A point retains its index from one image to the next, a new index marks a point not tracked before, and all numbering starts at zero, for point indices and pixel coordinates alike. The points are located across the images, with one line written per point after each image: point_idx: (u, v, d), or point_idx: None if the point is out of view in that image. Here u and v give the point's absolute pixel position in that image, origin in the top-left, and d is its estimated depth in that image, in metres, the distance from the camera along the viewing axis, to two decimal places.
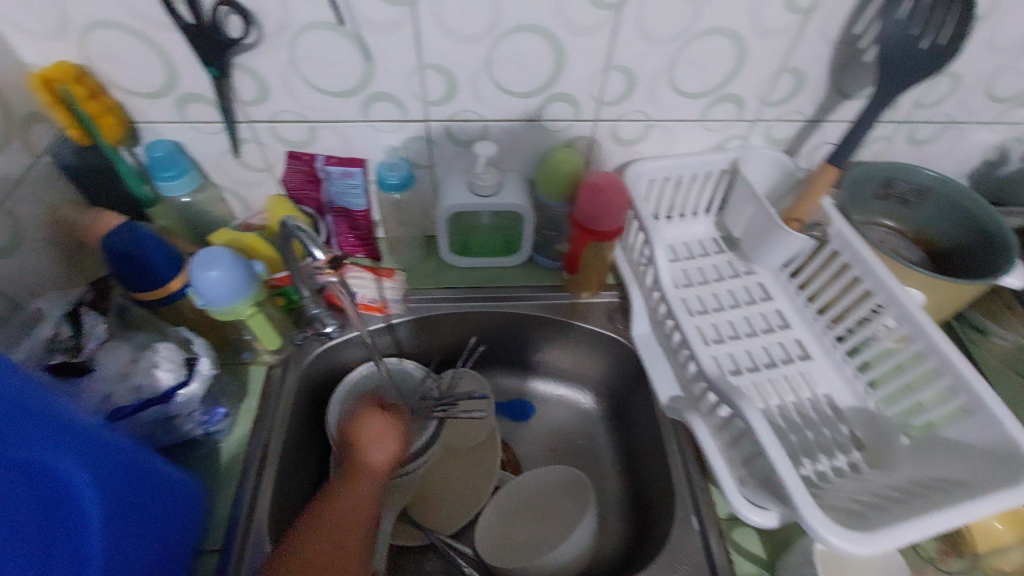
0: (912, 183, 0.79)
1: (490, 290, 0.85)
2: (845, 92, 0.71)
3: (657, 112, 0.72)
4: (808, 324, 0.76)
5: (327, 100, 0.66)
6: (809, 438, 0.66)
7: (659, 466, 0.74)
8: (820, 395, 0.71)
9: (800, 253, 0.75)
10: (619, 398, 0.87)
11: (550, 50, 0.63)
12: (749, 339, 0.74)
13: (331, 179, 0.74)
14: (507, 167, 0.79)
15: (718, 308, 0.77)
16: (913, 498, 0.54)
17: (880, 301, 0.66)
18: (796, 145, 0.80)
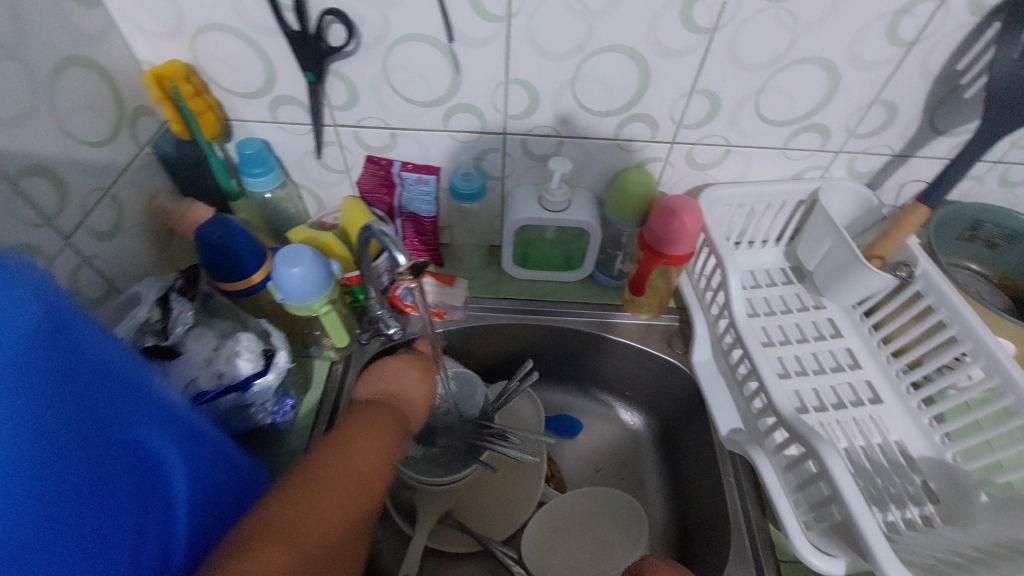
0: (1003, 227, 0.75)
1: (549, 303, 0.84)
2: (939, 128, 0.69)
3: (738, 137, 0.71)
4: (880, 366, 0.72)
5: (411, 108, 0.68)
6: (878, 486, 0.62)
7: (713, 497, 0.72)
8: (892, 441, 0.67)
9: (879, 291, 0.72)
10: (669, 423, 0.85)
11: (637, 71, 0.63)
12: (818, 376, 0.71)
13: (406, 184, 0.77)
14: (577, 183, 0.79)
15: (786, 341, 0.74)
16: (997, 559, 0.50)
17: (966, 349, 0.62)
18: (878, 179, 0.77)
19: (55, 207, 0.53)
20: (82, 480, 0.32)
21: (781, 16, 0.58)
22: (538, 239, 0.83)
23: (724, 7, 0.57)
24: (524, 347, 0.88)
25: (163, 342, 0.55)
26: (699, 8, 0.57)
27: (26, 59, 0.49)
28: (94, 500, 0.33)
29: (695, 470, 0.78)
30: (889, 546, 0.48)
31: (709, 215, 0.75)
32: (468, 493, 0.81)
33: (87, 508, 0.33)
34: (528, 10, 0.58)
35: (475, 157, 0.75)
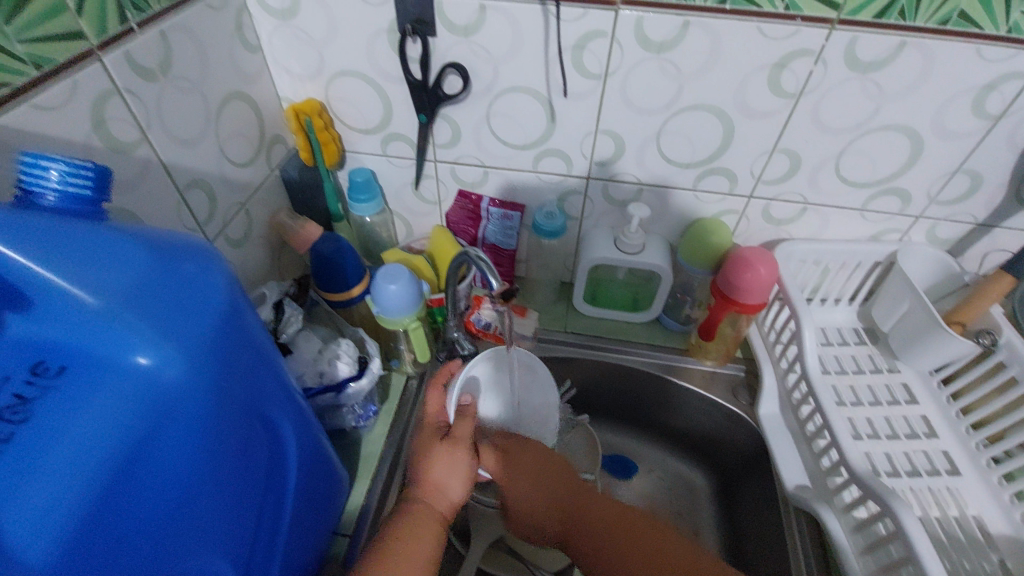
0: None
1: (615, 342, 0.87)
2: None
3: (816, 195, 0.73)
4: (959, 437, 0.70)
5: (506, 150, 0.75)
6: (954, 560, 0.60)
7: (774, 553, 0.70)
8: (970, 516, 0.64)
9: (959, 360, 0.70)
10: (728, 476, 0.85)
11: (721, 128, 0.68)
12: (890, 441, 0.69)
13: (491, 220, 0.83)
14: (651, 228, 0.82)
15: (857, 401, 0.73)
16: None
17: None
18: (961, 247, 0.77)
19: (205, 214, 0.62)
20: (231, 453, 0.38)
21: (866, 86, 0.61)
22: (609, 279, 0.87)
23: (810, 75, 0.61)
24: (587, 382, 0.90)
25: (277, 340, 0.61)
26: (785, 76, 0.61)
27: (203, 92, 0.59)
28: (236, 469, 0.39)
29: (755, 527, 0.76)
30: None
31: (784, 269, 0.77)
32: None
33: (235, 474, 0.39)
34: (624, 70, 0.64)
35: (559, 198, 0.81)
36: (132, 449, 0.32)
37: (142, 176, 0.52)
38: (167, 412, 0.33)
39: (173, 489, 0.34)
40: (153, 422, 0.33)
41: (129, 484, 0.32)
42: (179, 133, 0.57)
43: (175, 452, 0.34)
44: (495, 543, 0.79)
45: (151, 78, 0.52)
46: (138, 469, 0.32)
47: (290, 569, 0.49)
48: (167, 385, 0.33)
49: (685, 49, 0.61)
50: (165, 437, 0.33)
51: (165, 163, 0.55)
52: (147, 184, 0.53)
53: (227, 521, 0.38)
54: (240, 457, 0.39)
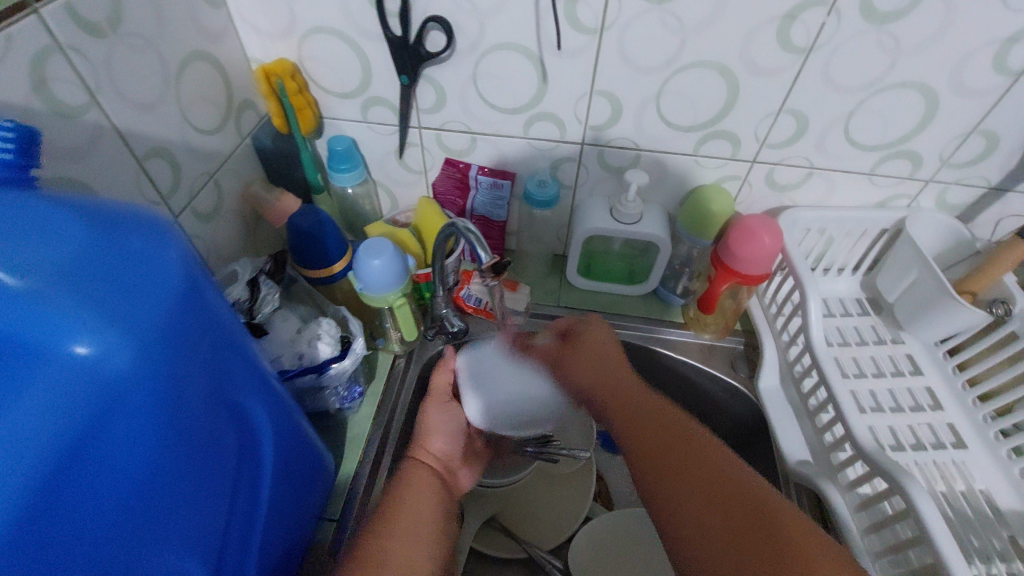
0: None
1: (611, 316, 0.84)
2: None
3: (823, 159, 0.69)
4: (965, 409, 0.67)
5: (495, 113, 0.70)
6: (962, 536, 0.58)
7: None
8: (977, 490, 0.62)
9: (968, 330, 0.68)
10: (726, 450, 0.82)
11: (725, 88, 0.63)
12: (895, 414, 0.67)
13: (481, 189, 0.78)
14: (649, 196, 0.78)
15: (861, 374, 0.71)
16: None
17: None
18: (971, 213, 0.73)
19: (170, 186, 0.57)
20: (193, 442, 0.35)
21: (883, 39, 0.56)
22: (605, 250, 0.83)
23: (823, 28, 0.56)
24: None
25: (252, 320, 0.57)
26: (796, 29, 0.57)
27: (161, 51, 0.54)
28: (201, 459, 0.36)
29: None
30: None
31: (788, 238, 0.73)
32: (511, 499, 0.80)
33: (198, 469, 0.35)
34: (621, 24, 0.59)
35: (551, 165, 0.76)
36: (73, 447, 0.28)
37: (94, 144, 0.48)
38: (113, 404, 0.30)
39: (125, 487, 0.31)
40: (96, 415, 0.29)
41: (70, 485, 0.28)
42: (135, 96, 0.51)
43: (125, 448, 0.31)
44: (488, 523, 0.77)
45: (99, 33, 0.47)
46: (82, 468, 0.29)
47: (269, 559, 0.46)
48: (112, 375, 0.29)
49: (688, 0, 0.56)
50: (112, 432, 0.30)
51: (121, 129, 0.50)
52: (101, 154, 0.48)
53: (192, 516, 0.35)
54: (204, 449, 0.36)
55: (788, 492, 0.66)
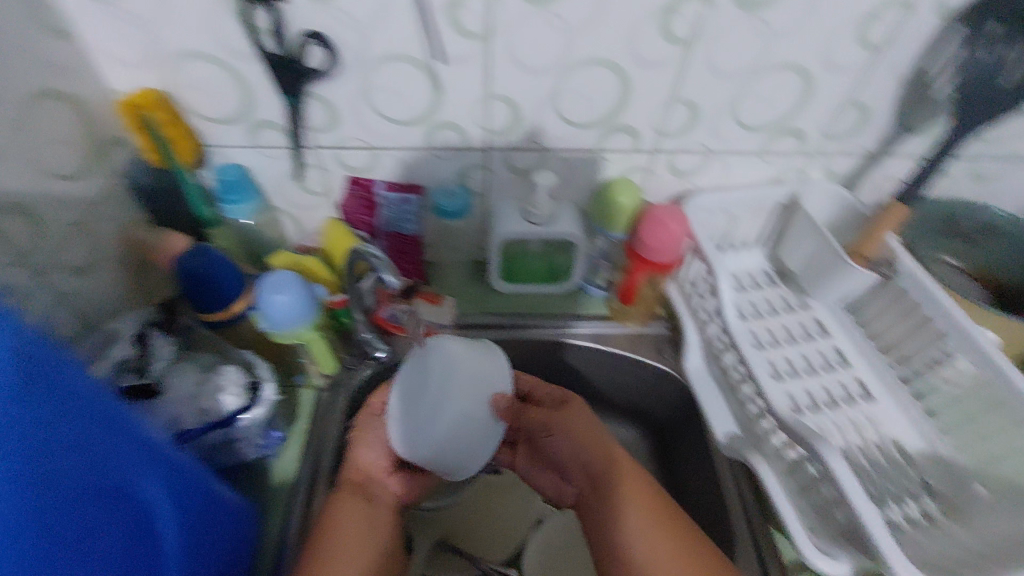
0: (976, 222, 0.74)
1: (537, 316, 0.82)
2: (912, 128, 0.69)
3: (719, 143, 0.71)
4: (871, 363, 0.72)
5: (390, 126, 0.67)
6: (881, 485, 0.61)
7: (712, 501, 0.70)
8: (887, 437, 0.66)
9: (862, 288, 0.72)
10: (666, 432, 0.83)
11: (618, 82, 0.64)
12: (810, 376, 0.69)
13: (389, 205, 0.73)
14: (562, 194, 0.76)
15: (777, 342, 0.72)
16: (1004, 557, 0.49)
17: (952, 345, 0.62)
18: (857, 179, 0.76)
19: (28, 244, 0.51)
20: (67, 539, 0.30)
21: (756, 25, 0.59)
22: (527, 253, 0.79)
23: (699, 19, 0.58)
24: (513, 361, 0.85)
25: (143, 379, 0.52)
26: (676, 20, 0.58)
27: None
28: (76, 558, 0.31)
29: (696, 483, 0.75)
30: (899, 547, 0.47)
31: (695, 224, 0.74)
32: (457, 519, 0.78)
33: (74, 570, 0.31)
34: (508, 28, 0.58)
35: (458, 173, 0.73)
36: None
37: None
38: None
39: None
40: None
41: None
42: None
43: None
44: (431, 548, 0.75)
45: None
46: None
47: None
48: None
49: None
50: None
51: None
52: None
53: None
54: (77, 549, 0.31)
55: (722, 468, 0.68)
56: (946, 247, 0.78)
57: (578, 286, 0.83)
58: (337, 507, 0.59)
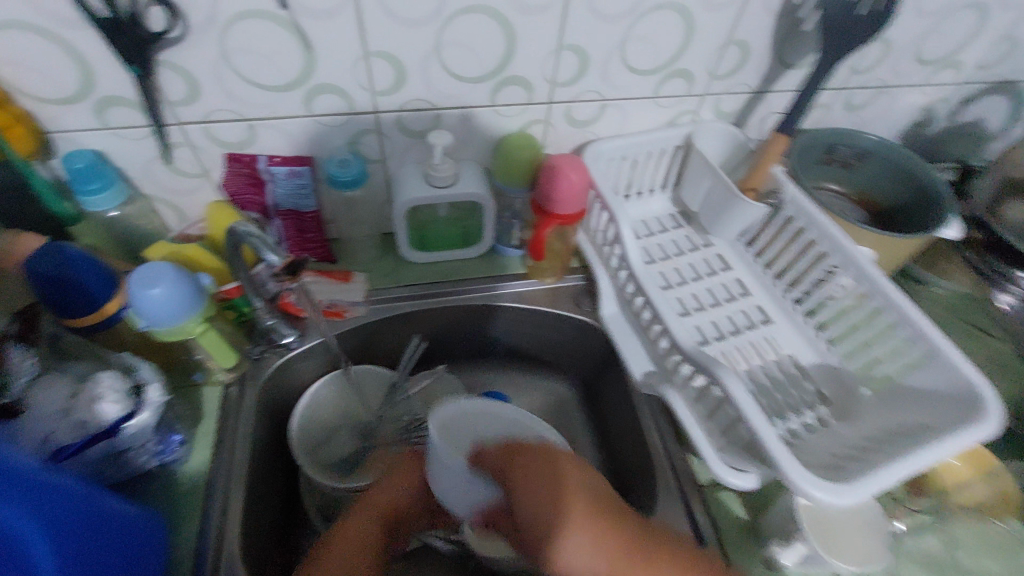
0: (854, 147, 0.69)
1: (445, 284, 0.75)
2: (788, 62, 0.71)
3: (610, 90, 0.70)
4: (769, 290, 0.71)
5: (257, 92, 0.60)
6: (779, 399, 0.61)
7: (633, 441, 0.67)
8: (786, 356, 0.65)
9: (755, 221, 0.70)
10: (588, 380, 0.78)
11: (501, 32, 0.60)
12: (713, 309, 0.68)
13: (278, 182, 0.66)
14: (461, 153, 0.72)
15: (681, 282, 0.70)
16: (882, 446, 0.52)
17: (837, 261, 0.62)
18: (744, 115, 0.78)
19: None
20: None
21: None
22: (436, 224, 0.73)
23: None
24: (413, 336, 0.76)
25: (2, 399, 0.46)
26: None
27: None
28: None
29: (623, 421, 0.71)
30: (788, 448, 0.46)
31: (596, 170, 0.72)
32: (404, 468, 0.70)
33: None
34: None
35: (350, 141, 0.68)
36: None
37: None
38: None
39: None
40: None
41: None
42: None
43: None
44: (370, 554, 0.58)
45: None
46: None
47: None
48: None
49: None
50: None
51: None
52: None
53: None
54: None
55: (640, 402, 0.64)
56: (834, 171, 0.72)
57: (492, 247, 0.78)
58: (352, 524, 0.51)
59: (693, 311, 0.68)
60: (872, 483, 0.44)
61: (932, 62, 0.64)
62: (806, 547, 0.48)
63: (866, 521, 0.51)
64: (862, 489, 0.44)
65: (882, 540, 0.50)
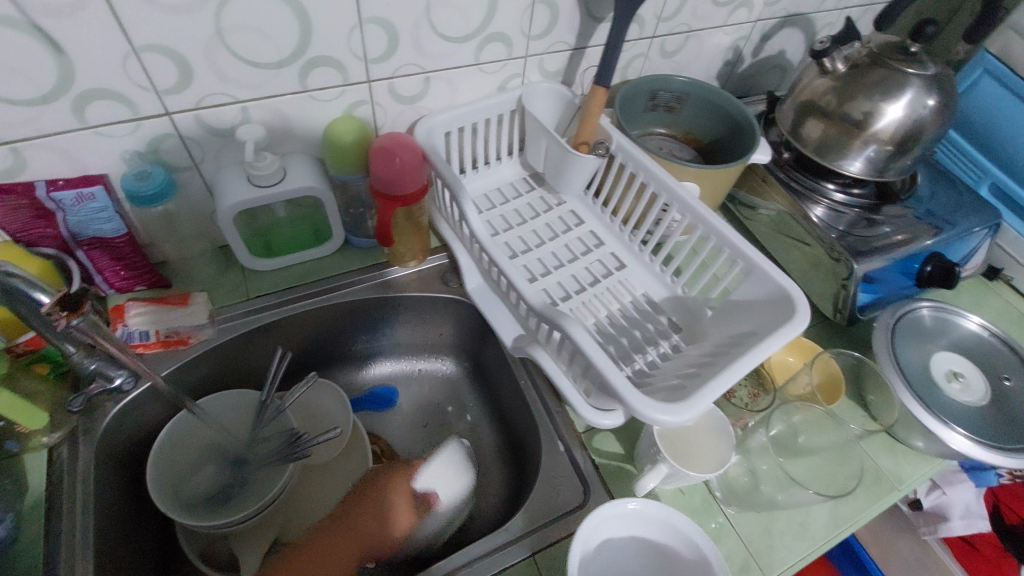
0: (676, 85, 0.38)
1: (300, 287, 0.34)
2: (593, 15, 0.33)
3: (443, 48, 0.31)
4: (615, 240, 0.35)
5: (11, 112, 0.24)
6: (648, 330, 0.32)
7: (524, 443, 0.33)
8: (640, 299, 0.33)
9: (573, 180, 0.34)
10: (483, 371, 0.38)
11: (273, 20, 0.26)
12: (576, 269, 0.33)
13: (71, 214, 0.27)
14: (284, 151, 0.32)
15: (547, 241, 0.34)
16: (716, 362, 0.28)
17: (666, 197, 0.31)
18: (568, 73, 0.37)
19: None
20: None
21: None
22: (274, 227, 0.34)
23: None
24: None
25: None
26: None
27: None
28: None
29: (309, 334, 0.35)
30: (645, 395, 0.23)
31: (436, 146, 0.32)
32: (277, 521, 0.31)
33: None
34: None
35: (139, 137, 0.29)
36: None
37: None
38: None
39: None
40: None
41: None
42: None
43: None
44: (249, 550, 0.30)
45: None
46: None
47: None
48: None
49: None
50: None
51: None
52: None
53: None
54: None
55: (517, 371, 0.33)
56: (658, 122, 0.41)
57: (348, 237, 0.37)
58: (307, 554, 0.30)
59: (549, 270, 0.33)
60: (698, 392, 0.23)
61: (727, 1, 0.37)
62: (668, 464, 0.25)
63: (707, 431, 0.28)
64: (702, 398, 0.23)
65: (731, 444, 0.27)
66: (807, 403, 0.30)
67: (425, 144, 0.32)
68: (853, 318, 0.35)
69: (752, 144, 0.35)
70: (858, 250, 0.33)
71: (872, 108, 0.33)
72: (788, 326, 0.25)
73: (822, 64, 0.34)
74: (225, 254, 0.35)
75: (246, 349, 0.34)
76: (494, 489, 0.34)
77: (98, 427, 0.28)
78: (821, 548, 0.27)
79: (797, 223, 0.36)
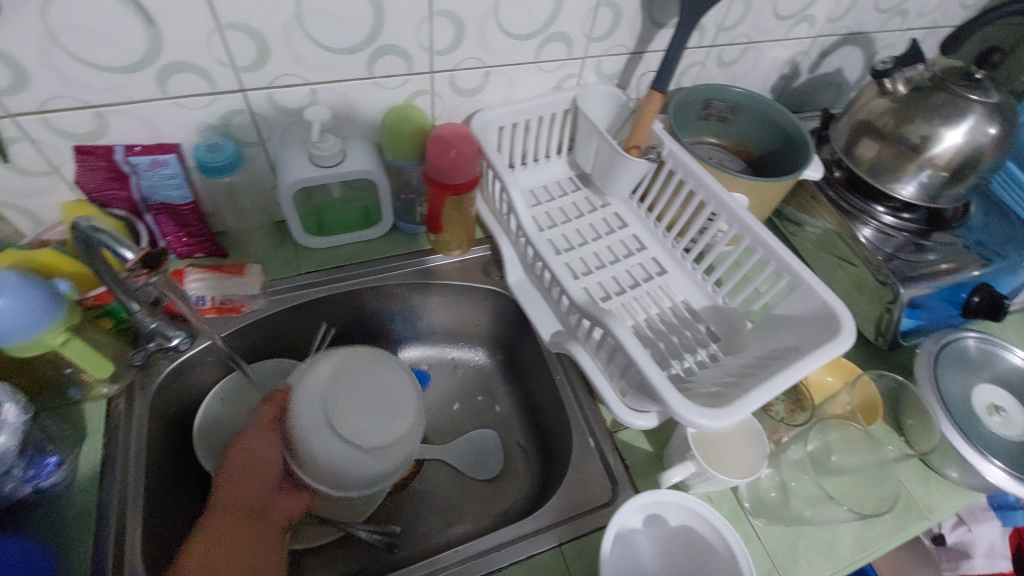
0: (730, 96, 0.38)
1: (349, 267, 0.35)
2: (653, 21, 0.34)
3: (508, 43, 0.31)
4: (658, 245, 0.36)
5: (101, 78, 0.25)
6: (686, 337, 0.32)
7: (552, 436, 0.34)
8: (680, 305, 0.33)
9: (621, 182, 0.35)
10: (517, 364, 0.38)
11: (349, 7, 0.27)
12: (618, 269, 0.34)
13: (144, 178, 0.29)
14: (344, 134, 0.33)
15: (591, 241, 0.35)
16: (755, 373, 0.28)
17: (715, 206, 0.32)
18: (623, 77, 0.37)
19: None
20: None
21: None
22: (328, 207, 0.35)
23: None
24: None
25: None
26: None
27: None
28: None
29: (352, 312, 0.37)
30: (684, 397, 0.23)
31: (490, 139, 0.33)
32: None
33: None
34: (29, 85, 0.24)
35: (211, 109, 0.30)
36: None
37: None
38: None
39: None
40: None
41: None
42: None
43: None
44: None
45: None
46: None
47: None
48: None
49: (72, 14, 0.23)
50: None
51: None
52: None
53: None
54: None
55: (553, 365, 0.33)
56: (709, 132, 0.41)
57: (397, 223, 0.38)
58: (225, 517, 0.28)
59: (591, 269, 0.34)
60: (738, 402, 0.23)
61: (789, 16, 0.37)
62: (698, 464, 0.25)
63: (740, 440, 0.28)
64: (741, 406, 0.23)
65: (763, 453, 0.27)
66: (845, 422, 0.30)
67: (480, 137, 0.33)
68: (895, 343, 0.34)
69: (804, 160, 0.35)
70: (905, 274, 0.33)
71: (931, 132, 0.33)
72: (832, 345, 0.25)
73: (883, 85, 0.34)
74: (279, 229, 0.36)
75: (293, 322, 0.35)
76: (520, 480, 0.35)
77: (152, 384, 0.30)
78: (845, 569, 0.27)
79: (844, 242, 0.36)
